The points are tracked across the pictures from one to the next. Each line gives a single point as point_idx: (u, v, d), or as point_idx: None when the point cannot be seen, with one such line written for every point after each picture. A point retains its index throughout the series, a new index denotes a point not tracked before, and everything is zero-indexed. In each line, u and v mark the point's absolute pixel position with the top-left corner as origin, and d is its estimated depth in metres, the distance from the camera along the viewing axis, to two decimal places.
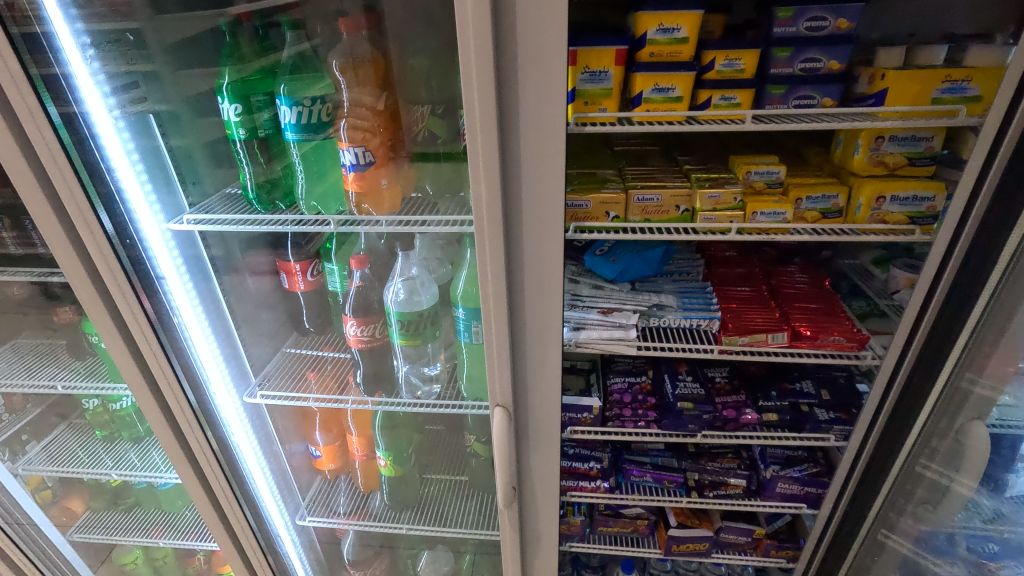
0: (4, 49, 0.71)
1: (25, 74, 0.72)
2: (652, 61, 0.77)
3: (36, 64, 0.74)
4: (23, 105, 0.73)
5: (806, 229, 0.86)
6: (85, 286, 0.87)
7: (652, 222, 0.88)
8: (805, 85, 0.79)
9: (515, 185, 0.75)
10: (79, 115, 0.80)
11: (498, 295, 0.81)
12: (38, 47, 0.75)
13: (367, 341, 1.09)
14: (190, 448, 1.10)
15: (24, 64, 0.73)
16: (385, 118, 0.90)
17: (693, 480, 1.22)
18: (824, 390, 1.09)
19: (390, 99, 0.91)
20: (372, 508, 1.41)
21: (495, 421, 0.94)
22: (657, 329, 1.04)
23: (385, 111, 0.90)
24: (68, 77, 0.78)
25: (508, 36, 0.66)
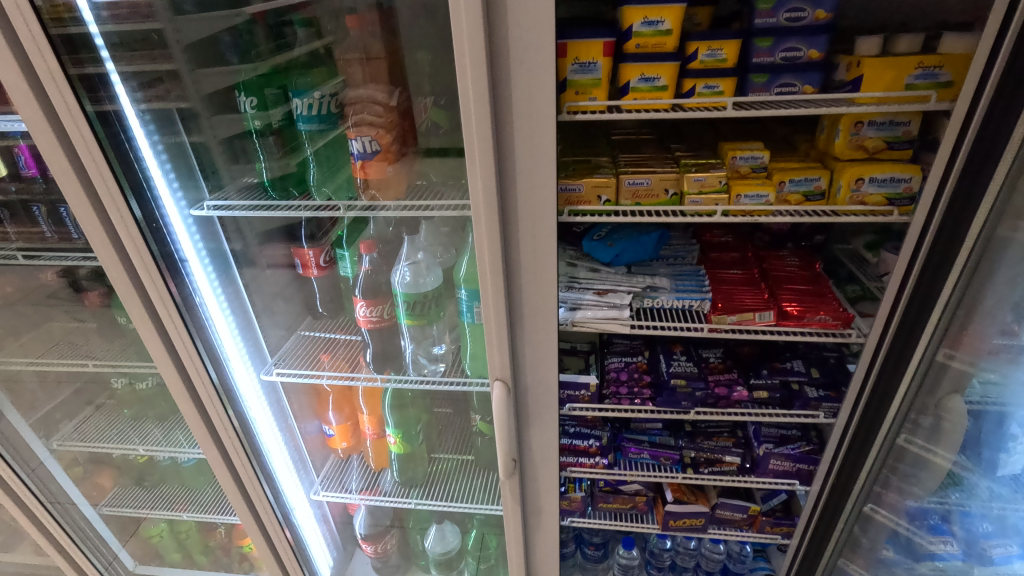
0: (45, 51, 0.77)
1: (63, 72, 0.78)
2: (639, 52, 0.81)
3: (73, 63, 0.80)
4: (62, 101, 0.80)
5: (790, 211, 0.91)
6: (116, 269, 0.94)
7: (642, 206, 0.93)
8: (785, 73, 0.83)
9: (509, 169, 0.81)
10: (113, 112, 0.87)
11: (495, 274, 0.87)
12: (75, 48, 0.80)
13: (376, 322, 1.16)
14: (212, 424, 1.16)
15: (63, 63, 0.79)
16: (397, 113, 0.96)
17: (689, 457, 1.27)
18: (813, 367, 1.14)
19: (405, 94, 0.97)
20: (383, 485, 1.48)
21: (495, 394, 1.00)
22: (650, 310, 1.09)
23: (397, 107, 0.95)
24: (102, 76, 0.84)
25: (500, 30, 0.71)
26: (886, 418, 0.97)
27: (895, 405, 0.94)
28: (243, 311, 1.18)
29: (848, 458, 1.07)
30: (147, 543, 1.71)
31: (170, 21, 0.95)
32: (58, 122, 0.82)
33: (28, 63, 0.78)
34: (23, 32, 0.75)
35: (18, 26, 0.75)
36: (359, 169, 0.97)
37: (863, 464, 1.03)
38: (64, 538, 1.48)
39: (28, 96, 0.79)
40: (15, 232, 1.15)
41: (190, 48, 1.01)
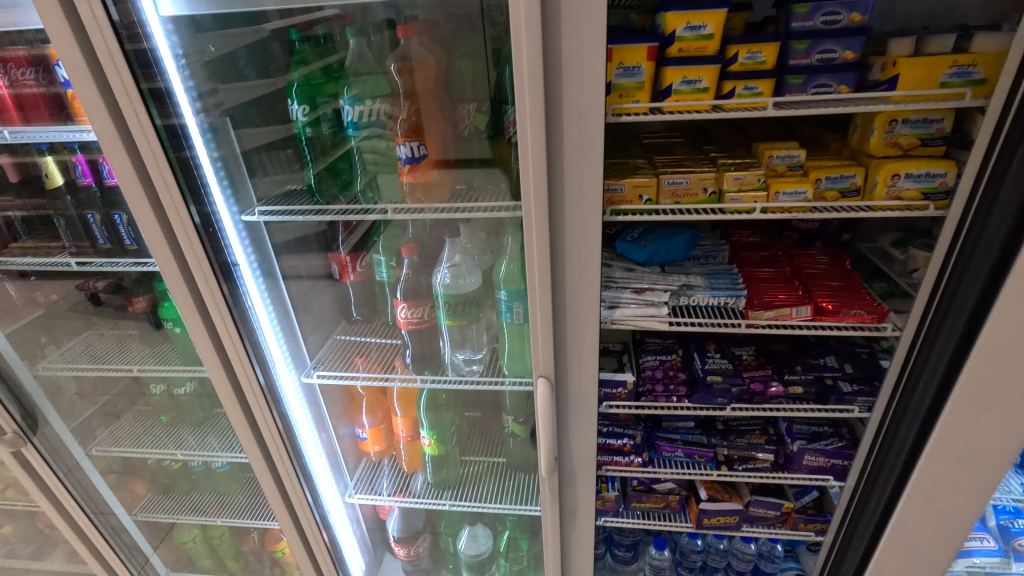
0: (122, 67, 0.81)
1: (137, 88, 0.82)
2: (682, 56, 0.85)
3: (146, 79, 0.84)
4: (136, 117, 0.84)
5: (827, 207, 0.94)
6: (173, 271, 0.97)
7: (681, 205, 0.96)
8: (823, 73, 0.86)
9: (557, 169, 0.84)
10: (177, 126, 0.90)
11: (543, 272, 0.90)
12: (146, 63, 0.84)
13: (416, 323, 1.18)
14: (256, 424, 1.19)
15: (137, 79, 0.82)
16: (412, 128, 1.00)
17: (723, 454, 1.28)
18: (846, 363, 1.15)
19: (414, 108, 1.00)
20: (415, 488, 1.49)
21: (539, 391, 1.02)
22: (686, 307, 1.11)
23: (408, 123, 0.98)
24: (169, 89, 0.88)
25: (553, 36, 0.75)
26: (921, 412, 0.95)
27: (929, 398, 0.93)
28: (285, 314, 1.21)
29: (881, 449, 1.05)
30: (178, 549, 1.72)
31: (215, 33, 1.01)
32: (124, 126, 0.85)
33: (101, 72, 0.81)
34: (98, 42, 0.79)
35: (94, 37, 0.78)
36: (409, 173, 1.01)
37: (896, 462, 1.02)
38: (100, 542, 1.50)
39: (99, 103, 0.82)
40: (68, 240, 1.18)
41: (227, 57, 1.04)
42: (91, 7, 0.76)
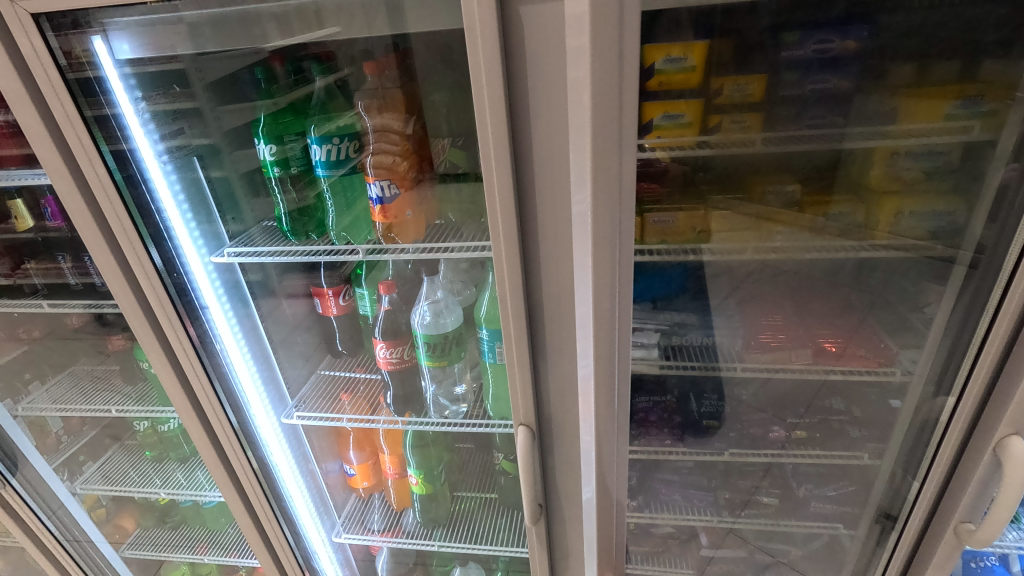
0: (61, 94, 0.76)
1: (79, 115, 0.78)
2: (662, 90, 0.80)
3: (91, 106, 0.80)
4: (78, 143, 0.79)
5: (826, 247, 0.89)
6: (136, 317, 0.94)
7: (669, 244, 0.90)
8: (813, 105, 0.82)
9: (532, 214, 0.78)
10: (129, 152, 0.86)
11: (518, 318, 0.85)
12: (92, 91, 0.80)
13: (396, 363, 1.14)
14: (232, 467, 1.15)
15: (80, 106, 0.78)
16: (414, 142, 0.97)
17: (725, 499, 1.20)
18: (853, 406, 1.05)
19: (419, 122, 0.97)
20: (405, 525, 1.44)
21: (519, 439, 0.96)
22: (677, 348, 1.06)
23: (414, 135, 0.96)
24: (118, 117, 0.84)
25: (518, 76, 0.69)
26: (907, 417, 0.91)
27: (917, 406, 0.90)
28: (263, 354, 1.18)
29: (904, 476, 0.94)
30: None
31: (193, 62, 0.95)
32: (75, 168, 0.82)
33: (47, 110, 0.78)
34: (42, 81, 0.75)
35: (34, 67, 0.74)
36: (381, 214, 0.97)
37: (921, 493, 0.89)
38: None
39: (48, 144, 0.79)
40: (39, 281, 1.17)
41: (210, 87, 0.99)
42: (31, 42, 0.73)
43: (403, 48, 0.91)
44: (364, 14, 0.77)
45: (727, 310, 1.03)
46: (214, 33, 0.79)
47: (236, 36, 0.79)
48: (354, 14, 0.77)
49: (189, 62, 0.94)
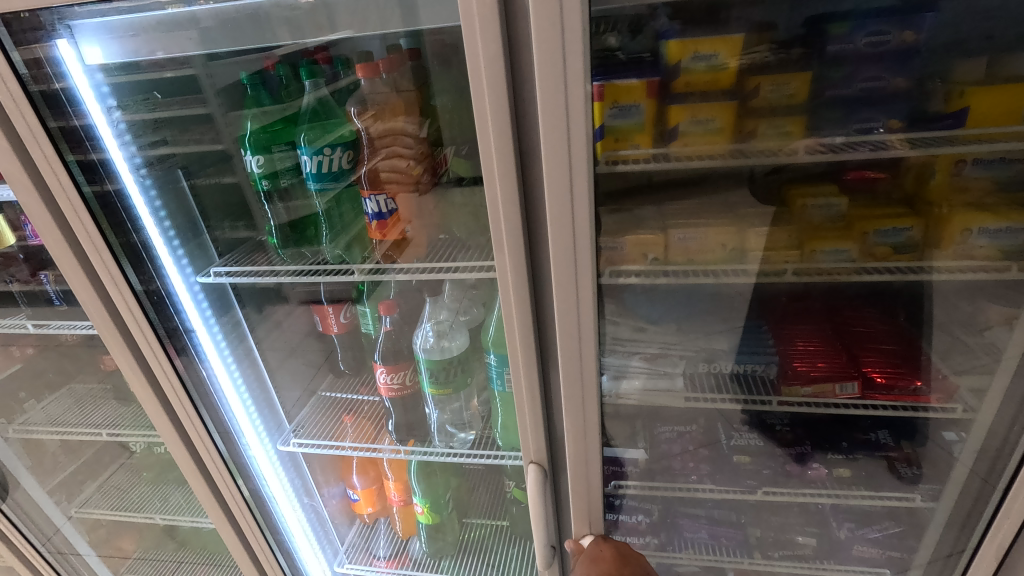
0: (22, 105, 0.72)
1: (43, 126, 0.74)
2: (687, 93, 0.71)
3: (55, 117, 0.75)
4: (42, 155, 0.74)
5: (877, 267, 0.78)
6: (115, 340, 0.89)
7: (695, 265, 0.80)
8: (863, 107, 0.71)
9: (540, 234, 0.69)
10: (100, 164, 0.81)
11: (527, 348, 0.76)
12: (59, 103, 0.75)
13: (397, 389, 1.07)
14: (223, 499, 1.08)
15: (42, 116, 0.74)
16: (425, 148, 0.87)
17: (755, 537, 1.09)
18: (903, 441, 0.94)
19: (428, 128, 0.88)
20: (412, 553, 1.34)
21: (529, 478, 0.87)
22: (705, 376, 0.96)
23: (426, 141, 0.86)
24: (88, 128, 0.78)
25: (525, 81, 0.61)
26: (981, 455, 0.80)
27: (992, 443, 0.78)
28: (257, 376, 1.11)
29: (971, 519, 0.83)
30: None
31: (203, 67, 0.92)
32: (45, 186, 0.77)
33: (12, 126, 0.74)
34: (5, 97, 0.72)
35: None
36: (378, 230, 0.90)
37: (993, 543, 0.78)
38: None
39: (12, 160, 0.74)
40: (23, 301, 1.17)
41: (221, 93, 0.95)
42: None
43: (410, 48, 0.85)
44: (378, 15, 0.69)
45: (761, 334, 0.94)
46: (226, 36, 0.73)
47: (246, 36, 0.73)
48: (368, 13, 0.69)
49: (200, 68, 0.92)
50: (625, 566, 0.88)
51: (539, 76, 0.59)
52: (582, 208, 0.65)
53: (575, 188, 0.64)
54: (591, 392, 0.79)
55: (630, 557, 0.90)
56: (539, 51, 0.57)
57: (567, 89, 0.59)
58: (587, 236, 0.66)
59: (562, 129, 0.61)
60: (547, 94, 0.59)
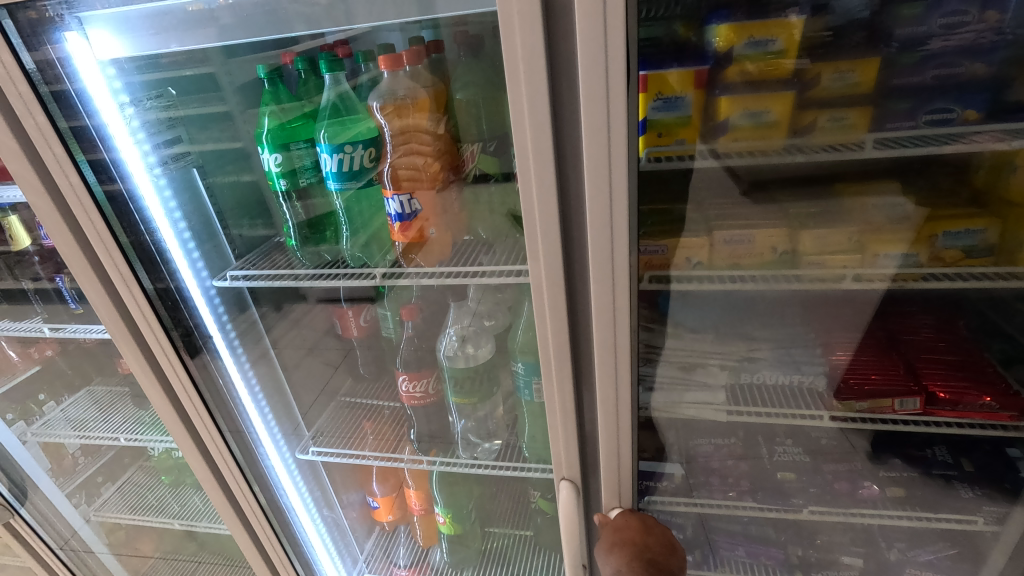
0: (32, 105, 0.68)
1: (53, 126, 0.70)
2: (741, 81, 0.65)
3: (66, 117, 0.72)
4: (51, 156, 0.71)
5: (944, 273, 0.72)
6: (128, 346, 0.85)
7: (743, 269, 0.74)
8: (937, 97, 0.64)
9: (580, 237, 0.64)
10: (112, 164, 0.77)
11: (560, 359, 0.70)
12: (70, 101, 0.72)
13: (420, 398, 1.03)
14: (241, 508, 1.05)
15: (52, 117, 0.70)
16: (447, 143, 0.83)
17: (797, 556, 1.02)
18: (963, 458, 0.87)
19: (451, 124, 0.83)
20: (434, 563, 1.30)
21: (561, 496, 0.82)
22: (748, 387, 0.89)
23: (447, 136, 0.82)
24: (100, 127, 0.75)
25: (566, 69, 0.56)
26: None
27: None
28: (275, 382, 1.07)
29: None
30: None
31: (223, 64, 0.89)
32: (57, 189, 0.74)
33: (23, 128, 0.70)
34: (14, 98, 0.68)
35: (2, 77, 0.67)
36: (402, 233, 0.85)
37: None
38: None
39: (22, 161, 0.71)
40: (40, 304, 1.16)
41: (240, 90, 0.92)
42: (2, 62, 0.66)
43: (433, 42, 0.81)
44: (393, 7, 0.64)
45: (807, 343, 0.88)
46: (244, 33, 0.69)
47: (262, 30, 0.68)
48: (385, 4, 0.64)
49: (220, 65, 0.89)
50: (651, 535, 0.80)
51: (581, 68, 0.54)
52: (623, 209, 0.59)
53: (616, 189, 0.59)
54: (625, 404, 0.74)
55: (655, 528, 0.81)
56: (583, 41, 0.52)
57: (611, 81, 0.54)
58: (627, 240, 0.61)
59: (604, 125, 0.55)
60: (590, 88, 0.54)
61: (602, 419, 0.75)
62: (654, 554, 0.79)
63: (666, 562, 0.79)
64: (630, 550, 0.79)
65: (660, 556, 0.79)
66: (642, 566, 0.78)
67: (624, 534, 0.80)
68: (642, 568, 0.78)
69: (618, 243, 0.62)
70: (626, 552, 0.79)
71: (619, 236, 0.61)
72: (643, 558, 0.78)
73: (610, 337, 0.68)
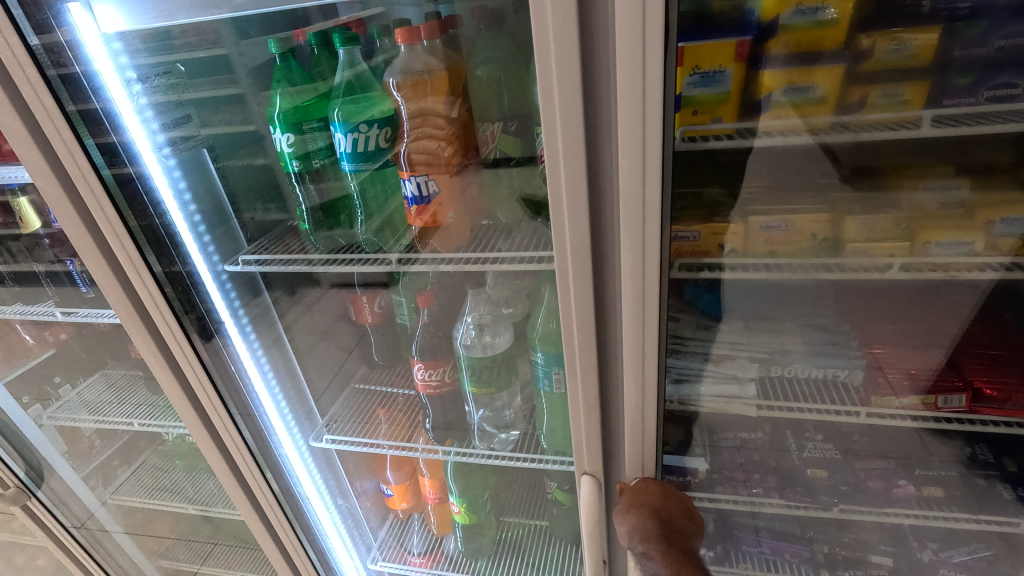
0: (38, 87, 0.66)
1: (60, 109, 0.67)
2: (789, 53, 0.61)
3: (73, 98, 0.69)
4: (59, 139, 0.68)
5: (1000, 263, 0.67)
6: (140, 333, 0.84)
7: (779, 256, 0.70)
8: (1003, 70, 0.58)
9: (609, 222, 0.60)
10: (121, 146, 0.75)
11: (585, 351, 0.67)
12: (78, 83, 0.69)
13: (435, 386, 1.00)
14: (254, 495, 1.04)
15: (59, 98, 0.67)
16: (460, 126, 0.79)
17: (823, 554, 0.98)
18: (1006, 457, 0.83)
19: (465, 105, 0.79)
20: (448, 552, 1.28)
21: (582, 490, 0.79)
22: (778, 380, 0.86)
23: (459, 119, 0.78)
24: (108, 109, 0.72)
25: (600, 42, 0.52)
26: None
27: None
28: (289, 369, 1.05)
29: None
30: None
31: (235, 44, 0.86)
32: (64, 171, 0.71)
33: (29, 110, 0.67)
34: (20, 80, 0.65)
35: (8, 59, 0.64)
36: (418, 216, 0.81)
37: None
38: None
39: (28, 143, 0.69)
40: (51, 289, 1.14)
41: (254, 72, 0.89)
42: (6, 40, 0.63)
43: (446, 16, 0.78)
44: None
45: (842, 335, 0.83)
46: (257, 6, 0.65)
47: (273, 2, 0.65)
48: None
49: (232, 46, 0.86)
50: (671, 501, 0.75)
51: (618, 41, 0.50)
52: (656, 193, 0.56)
53: (649, 171, 0.55)
54: (651, 399, 0.70)
55: (674, 493, 0.76)
56: (620, 12, 0.48)
57: (649, 56, 0.50)
58: (659, 225, 0.58)
59: (639, 103, 0.52)
60: (626, 63, 0.50)
61: (627, 414, 0.72)
62: (671, 516, 0.75)
63: (683, 526, 0.75)
64: (646, 510, 0.74)
65: (676, 519, 0.75)
66: (658, 527, 0.73)
67: (642, 497, 0.75)
68: (658, 528, 0.73)
69: (649, 230, 0.58)
70: (642, 511, 0.74)
71: (651, 222, 0.57)
72: (659, 519, 0.74)
73: (638, 329, 0.64)
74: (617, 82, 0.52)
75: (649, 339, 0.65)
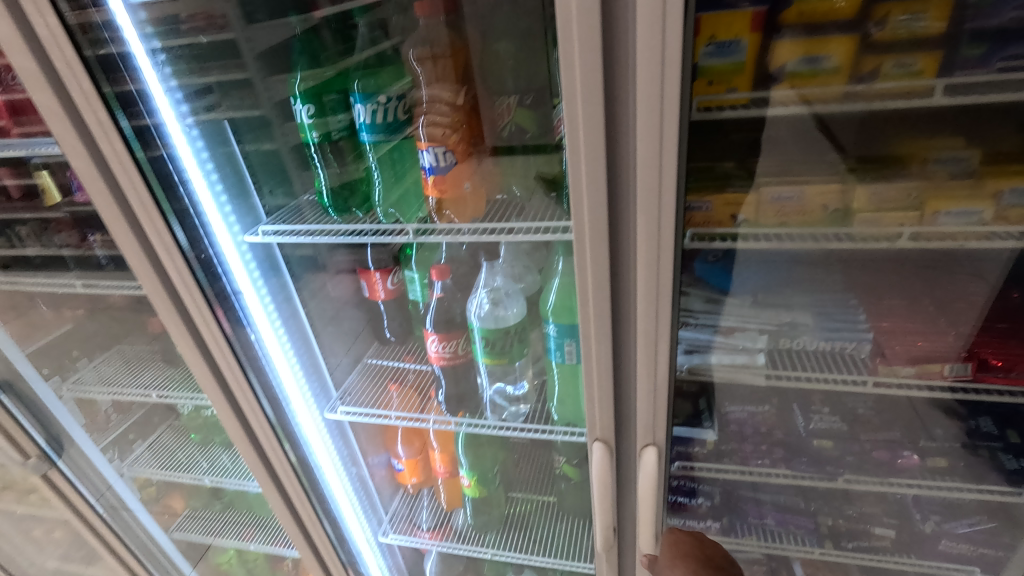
0: (77, 69, 0.67)
1: (98, 92, 0.69)
2: (804, 23, 0.62)
3: (110, 82, 0.71)
4: (94, 119, 0.70)
5: (1012, 233, 0.68)
6: (162, 303, 0.85)
7: (791, 227, 0.72)
8: (1015, 41, 0.59)
9: (626, 189, 0.62)
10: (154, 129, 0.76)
11: (600, 317, 0.69)
12: (114, 66, 0.71)
13: (449, 358, 1.02)
14: (272, 466, 1.06)
15: (98, 82, 0.69)
16: (465, 113, 0.81)
17: (827, 526, 1.00)
18: (1009, 429, 0.85)
19: (474, 88, 0.82)
20: (456, 526, 1.31)
21: (594, 456, 0.81)
22: (787, 352, 0.87)
23: (465, 106, 0.80)
24: (142, 92, 0.74)
25: (620, 10, 0.53)
26: None
27: None
28: (305, 341, 1.07)
29: None
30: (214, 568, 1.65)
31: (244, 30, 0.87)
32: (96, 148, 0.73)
33: (63, 87, 0.69)
34: (59, 62, 0.67)
35: (51, 47, 0.66)
36: (434, 186, 0.81)
37: None
38: (126, 550, 1.44)
39: (64, 123, 0.70)
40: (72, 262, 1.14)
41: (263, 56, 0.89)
42: (46, 23, 0.65)
43: None
44: None
45: (850, 309, 0.85)
46: None
47: None
48: None
49: (240, 31, 0.86)
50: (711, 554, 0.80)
51: (638, 9, 0.51)
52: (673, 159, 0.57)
53: (666, 138, 0.56)
54: (663, 365, 0.72)
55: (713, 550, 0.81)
56: None
57: (668, 23, 0.51)
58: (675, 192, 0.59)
59: (658, 69, 0.53)
60: (646, 30, 0.51)
61: (641, 381, 0.74)
62: (718, 563, 0.79)
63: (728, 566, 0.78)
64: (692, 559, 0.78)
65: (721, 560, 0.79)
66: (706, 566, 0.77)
67: (682, 548, 0.81)
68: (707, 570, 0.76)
69: (665, 196, 0.59)
70: (688, 561, 0.78)
71: (667, 188, 0.59)
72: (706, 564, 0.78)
73: (653, 295, 0.66)
74: (636, 49, 0.53)
75: (663, 305, 0.67)
